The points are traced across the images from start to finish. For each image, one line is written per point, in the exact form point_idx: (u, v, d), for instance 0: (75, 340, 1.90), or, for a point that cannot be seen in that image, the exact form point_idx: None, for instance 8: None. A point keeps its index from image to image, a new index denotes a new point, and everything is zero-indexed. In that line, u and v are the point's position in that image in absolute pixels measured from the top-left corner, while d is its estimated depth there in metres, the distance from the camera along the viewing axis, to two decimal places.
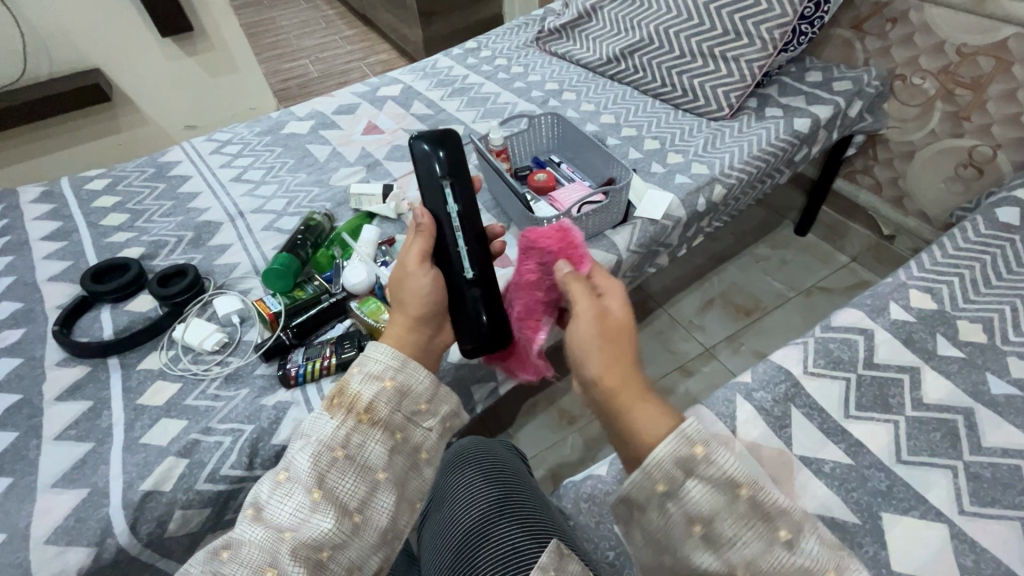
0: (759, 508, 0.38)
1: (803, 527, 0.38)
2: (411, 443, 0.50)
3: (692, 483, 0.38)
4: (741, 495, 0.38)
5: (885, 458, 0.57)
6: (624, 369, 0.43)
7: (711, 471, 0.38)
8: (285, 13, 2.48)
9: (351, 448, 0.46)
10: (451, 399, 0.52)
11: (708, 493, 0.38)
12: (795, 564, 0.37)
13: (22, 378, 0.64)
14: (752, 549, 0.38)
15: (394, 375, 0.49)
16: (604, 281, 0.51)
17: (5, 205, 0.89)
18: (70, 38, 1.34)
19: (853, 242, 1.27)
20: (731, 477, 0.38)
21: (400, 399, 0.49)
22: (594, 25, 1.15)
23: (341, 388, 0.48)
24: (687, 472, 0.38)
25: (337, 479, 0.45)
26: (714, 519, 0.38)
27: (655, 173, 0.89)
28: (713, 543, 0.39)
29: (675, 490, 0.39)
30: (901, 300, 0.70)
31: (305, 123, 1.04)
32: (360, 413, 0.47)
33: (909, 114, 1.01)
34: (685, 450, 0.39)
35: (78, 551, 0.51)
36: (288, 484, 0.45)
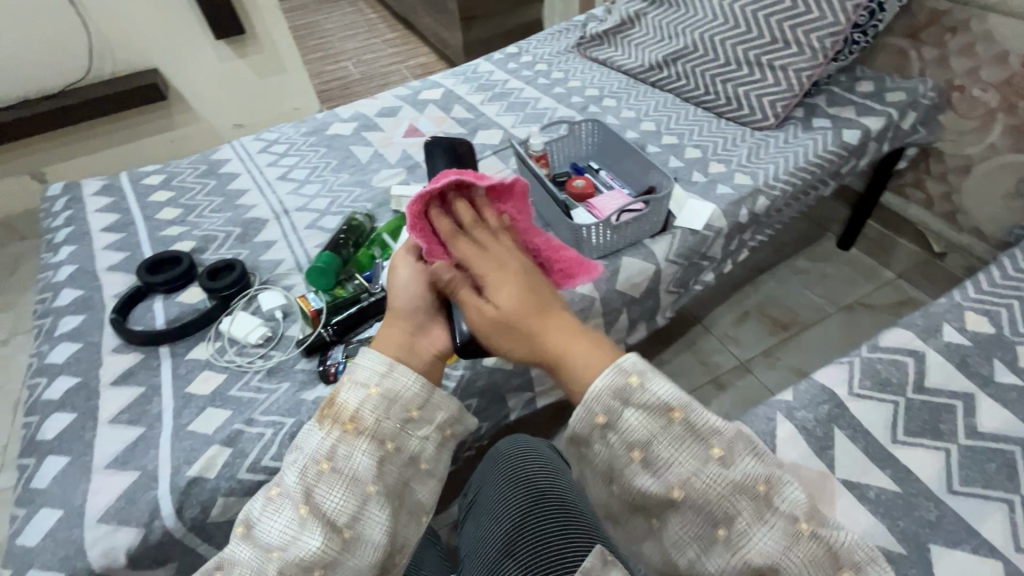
0: (692, 428, 0.39)
1: (737, 445, 0.39)
2: (407, 453, 0.46)
3: (629, 411, 0.40)
4: (674, 418, 0.39)
5: (935, 487, 0.55)
6: (542, 348, 0.44)
7: (645, 399, 0.39)
8: (330, 16, 2.55)
9: (337, 460, 0.44)
10: (447, 405, 0.49)
11: (644, 418, 0.39)
12: (727, 480, 0.38)
13: (82, 362, 0.68)
14: (686, 468, 0.38)
15: (380, 381, 0.47)
16: (487, 267, 0.48)
17: (70, 197, 0.94)
18: (132, 39, 1.42)
19: (900, 257, 1.22)
20: (665, 402, 0.39)
21: (388, 406, 0.46)
22: (637, 31, 1.15)
23: (329, 398, 0.46)
24: (622, 401, 0.40)
25: (324, 493, 0.43)
26: (651, 441, 0.39)
27: (696, 182, 0.88)
28: (651, 467, 0.39)
29: (615, 421, 0.40)
30: (954, 321, 0.67)
31: (348, 125, 1.07)
32: (346, 422, 0.45)
33: (966, 127, 0.97)
34: (621, 380, 0.40)
35: (128, 531, 0.53)
36: (279, 500, 0.44)
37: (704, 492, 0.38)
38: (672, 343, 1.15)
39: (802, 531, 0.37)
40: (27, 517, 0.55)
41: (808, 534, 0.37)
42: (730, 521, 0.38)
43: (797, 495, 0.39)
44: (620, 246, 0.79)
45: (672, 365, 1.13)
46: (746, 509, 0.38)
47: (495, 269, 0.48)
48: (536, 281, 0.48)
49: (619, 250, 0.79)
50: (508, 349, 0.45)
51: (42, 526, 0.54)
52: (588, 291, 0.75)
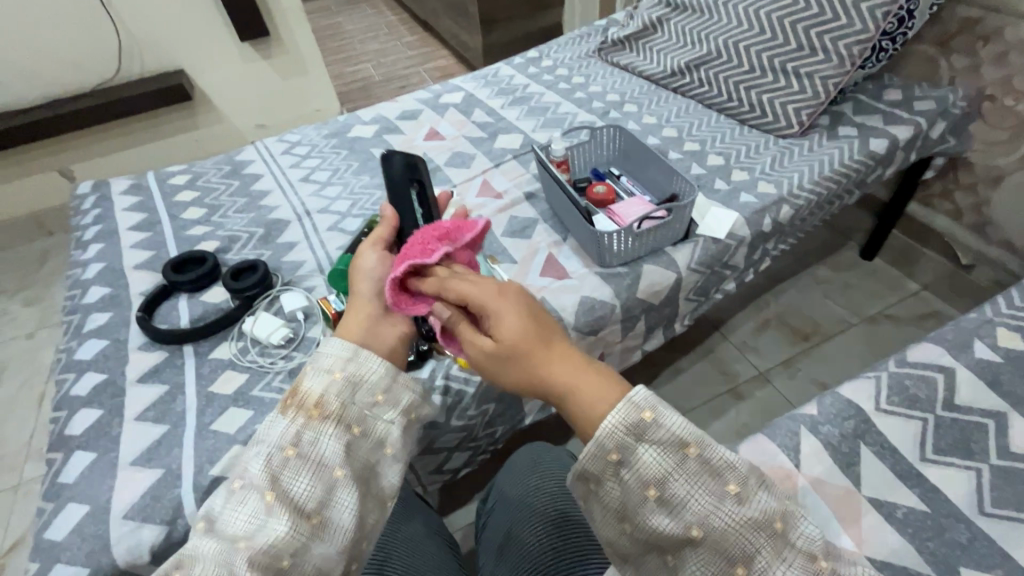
0: (707, 464, 0.37)
1: (752, 478, 0.37)
2: (373, 437, 0.47)
3: (644, 448, 0.37)
4: (689, 453, 0.37)
5: (965, 508, 0.54)
6: (548, 380, 0.43)
7: (660, 434, 0.37)
8: (351, 18, 2.57)
9: (303, 445, 0.44)
10: (410, 388, 0.51)
11: (658, 455, 0.37)
12: (745, 516, 0.36)
13: (109, 359, 0.69)
14: (704, 507, 0.36)
15: (343, 367, 0.49)
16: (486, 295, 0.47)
17: (98, 195, 0.96)
18: (160, 40, 1.44)
19: (925, 269, 1.19)
20: (678, 436, 0.37)
21: (352, 391, 0.48)
22: (660, 36, 1.13)
23: (294, 387, 0.47)
24: (636, 437, 0.37)
25: (291, 478, 0.43)
26: (667, 479, 0.37)
27: (718, 190, 0.87)
28: (668, 505, 0.37)
29: (629, 458, 0.37)
30: (987, 338, 0.65)
31: (370, 127, 1.07)
32: (311, 408, 0.46)
33: (998, 138, 0.95)
34: (634, 416, 0.38)
35: (151, 528, 0.54)
36: (242, 491, 0.43)
37: (723, 531, 0.36)
38: (689, 351, 1.14)
39: (822, 569, 0.37)
40: (54, 511, 0.56)
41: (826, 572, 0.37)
42: (748, 558, 0.37)
43: (815, 531, 0.39)
44: (641, 253, 0.78)
45: (689, 373, 1.11)
46: (765, 546, 0.36)
47: (495, 296, 0.46)
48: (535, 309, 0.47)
49: (639, 257, 0.78)
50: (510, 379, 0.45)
51: (69, 521, 0.55)
52: (607, 298, 0.75)
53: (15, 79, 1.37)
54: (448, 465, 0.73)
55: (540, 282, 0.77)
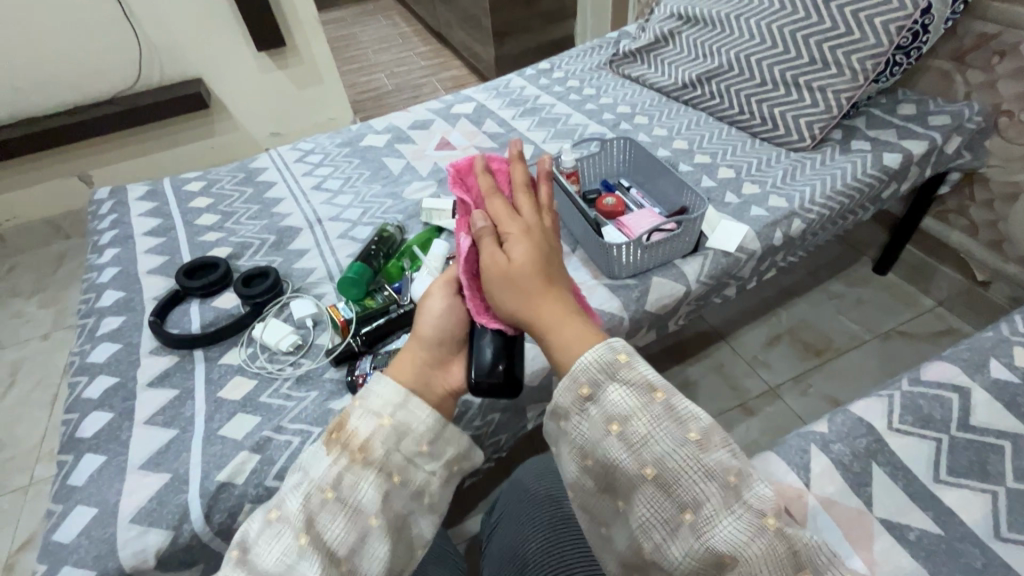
0: (671, 411, 0.40)
1: (711, 433, 0.40)
2: (413, 487, 0.45)
3: (614, 385, 0.40)
4: (655, 398, 0.40)
5: (981, 532, 0.53)
6: (533, 310, 0.45)
7: (631, 376, 0.41)
8: (366, 29, 2.61)
9: (342, 489, 0.43)
10: (456, 442, 0.49)
11: (627, 394, 0.40)
12: (698, 463, 0.38)
13: (121, 363, 0.70)
14: (662, 447, 0.39)
15: (394, 413, 0.46)
16: (517, 229, 0.50)
17: (115, 200, 0.98)
18: (179, 49, 1.47)
19: (940, 284, 1.17)
20: (648, 382, 0.41)
21: (397, 439, 0.45)
22: (671, 49, 1.14)
23: (340, 422, 0.45)
24: (609, 375, 0.41)
25: (327, 522, 0.42)
26: (630, 417, 0.40)
27: (729, 203, 0.86)
28: (628, 443, 0.40)
29: (598, 394, 0.41)
30: (1004, 357, 0.63)
31: (382, 136, 1.09)
32: (354, 451, 0.44)
33: (1014, 153, 0.94)
34: (609, 354, 0.41)
35: (158, 533, 0.54)
36: (279, 523, 0.42)
37: (676, 472, 0.38)
38: (698, 366, 1.13)
39: (769, 525, 0.37)
40: (63, 513, 0.57)
41: (773, 529, 0.37)
42: (696, 503, 0.38)
43: (766, 490, 0.38)
44: (650, 266, 0.78)
45: (698, 386, 1.10)
46: (712, 492, 0.38)
47: (525, 230, 0.49)
48: (551, 261, 0.48)
49: (648, 270, 0.78)
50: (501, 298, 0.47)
51: (76, 523, 0.55)
52: (616, 310, 0.74)
53: (38, 85, 1.41)
54: None
55: None
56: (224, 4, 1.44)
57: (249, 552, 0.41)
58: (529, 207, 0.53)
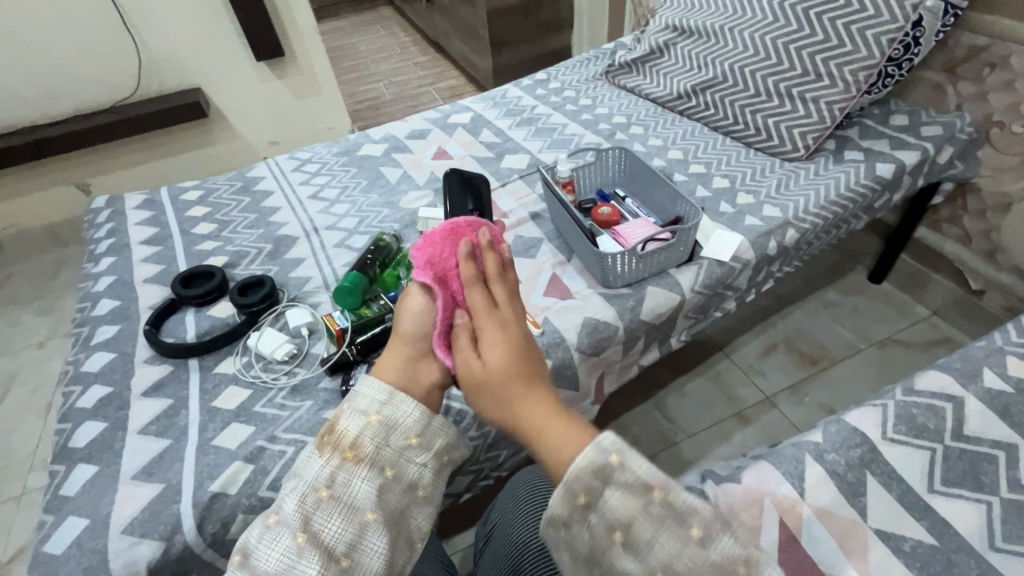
0: (671, 510, 0.39)
1: (715, 525, 0.39)
2: (406, 480, 0.46)
3: (610, 491, 0.39)
4: (654, 498, 0.39)
5: (975, 543, 0.53)
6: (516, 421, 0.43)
7: (627, 478, 0.39)
8: (364, 39, 2.64)
9: (337, 487, 0.44)
10: (445, 432, 0.49)
11: (625, 499, 0.39)
12: (708, 562, 0.38)
13: (115, 372, 0.70)
14: (669, 551, 0.38)
15: (380, 409, 0.47)
16: (490, 320, 0.48)
17: (112, 209, 0.98)
18: (179, 58, 1.48)
19: (935, 294, 1.18)
20: (645, 481, 0.39)
21: (387, 433, 0.46)
22: (666, 60, 1.15)
23: (330, 425, 0.46)
24: (604, 481, 0.39)
25: (324, 521, 0.42)
26: (632, 523, 0.39)
27: (723, 213, 0.87)
28: (634, 548, 0.39)
29: (595, 501, 0.39)
30: (997, 366, 0.63)
31: (379, 146, 1.09)
32: (345, 449, 0.45)
33: (1006, 164, 0.94)
34: (601, 458, 0.39)
35: (149, 544, 0.54)
36: (277, 527, 0.43)
37: (687, 575, 0.38)
38: (695, 374, 1.13)
39: None
40: (54, 523, 0.56)
41: None
42: None
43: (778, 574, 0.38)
44: (645, 275, 0.78)
45: (694, 395, 1.10)
46: None
47: (497, 323, 0.48)
48: (529, 355, 0.47)
49: (643, 279, 0.78)
50: (483, 407, 0.45)
51: (68, 534, 0.55)
52: (611, 318, 0.74)
53: (37, 94, 1.42)
54: (450, 489, 0.72)
55: (543, 301, 0.77)
56: (224, 15, 1.46)
57: (250, 556, 0.42)
58: (503, 287, 0.50)
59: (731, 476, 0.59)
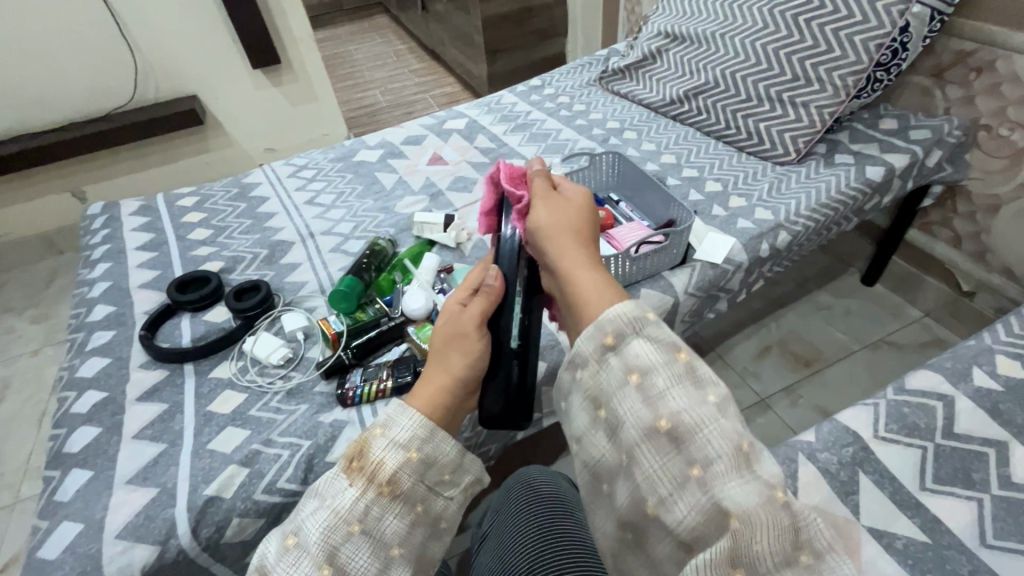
0: (693, 371, 0.39)
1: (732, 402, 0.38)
2: (431, 514, 0.45)
3: (638, 339, 0.40)
4: (679, 356, 0.39)
5: (967, 540, 0.53)
6: (563, 258, 0.48)
7: (655, 333, 0.40)
8: (360, 47, 2.65)
9: (369, 522, 0.41)
10: (474, 468, 0.48)
11: (650, 348, 0.39)
12: (716, 422, 0.36)
13: (110, 377, 0.70)
14: (680, 403, 0.37)
15: (420, 446, 0.45)
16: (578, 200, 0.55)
17: (108, 216, 0.98)
18: (175, 66, 1.49)
19: (927, 296, 1.19)
20: (672, 339, 0.40)
21: (424, 470, 0.45)
22: (659, 66, 1.16)
23: (364, 451, 0.43)
24: (635, 329, 0.40)
25: (351, 555, 0.40)
26: (651, 370, 0.39)
27: (716, 216, 0.88)
28: (644, 394, 0.38)
29: (620, 343, 0.41)
30: (986, 365, 0.64)
31: (374, 152, 1.10)
32: (382, 484, 0.42)
33: (994, 166, 0.96)
34: (637, 312, 0.41)
35: (144, 549, 0.54)
36: (296, 552, 0.40)
37: (691, 427, 0.36)
38: None
39: (777, 498, 0.35)
40: (48, 529, 0.56)
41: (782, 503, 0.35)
42: (706, 462, 0.35)
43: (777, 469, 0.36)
44: (639, 277, 0.79)
45: None
46: (724, 453, 0.35)
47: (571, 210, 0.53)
48: (597, 234, 0.53)
49: (638, 281, 0.79)
50: (543, 244, 0.50)
51: (63, 539, 0.55)
52: None
53: (34, 102, 1.42)
54: None
55: None
56: (221, 22, 1.47)
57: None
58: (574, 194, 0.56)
59: None
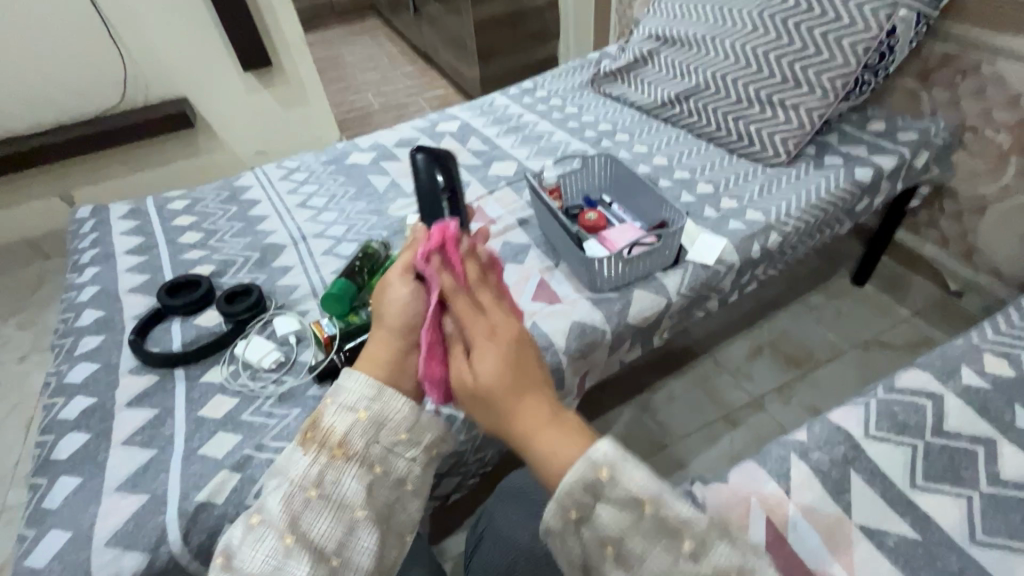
0: (662, 523, 0.38)
1: (708, 538, 0.37)
2: (394, 477, 0.46)
3: (602, 506, 0.38)
4: (645, 513, 0.38)
5: (957, 537, 0.54)
6: (508, 425, 0.42)
7: (617, 493, 0.38)
8: (352, 50, 2.65)
9: (325, 486, 0.43)
10: (435, 426, 0.48)
11: (616, 514, 0.38)
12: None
13: (99, 383, 0.69)
14: (659, 565, 0.37)
15: (369, 406, 0.46)
16: (482, 331, 0.45)
17: (96, 219, 0.97)
18: (165, 69, 1.48)
19: (916, 295, 1.20)
20: (635, 494, 0.38)
21: (376, 430, 0.46)
22: (650, 69, 1.17)
23: (315, 421, 0.45)
24: (594, 496, 0.38)
25: (312, 520, 0.42)
26: (623, 537, 0.38)
27: (708, 218, 0.89)
28: (625, 561, 0.38)
29: (588, 515, 0.38)
30: (974, 363, 0.65)
31: (367, 154, 1.10)
32: (334, 448, 0.44)
33: (980, 167, 0.97)
34: (590, 473, 0.38)
35: (134, 556, 0.53)
36: (260, 527, 0.41)
37: None
38: (682, 378, 1.14)
39: None
40: (36, 538, 0.55)
41: None
42: None
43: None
44: (631, 279, 0.79)
45: (682, 399, 1.11)
46: None
47: (489, 336, 0.44)
48: (528, 349, 0.45)
49: (630, 283, 0.79)
50: (480, 415, 0.44)
51: (51, 547, 0.54)
52: (598, 322, 0.75)
53: (22, 105, 1.41)
54: (438, 491, 0.72)
55: (532, 306, 0.78)
56: (211, 24, 1.46)
57: (234, 558, 0.41)
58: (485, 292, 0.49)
59: (718, 476, 0.59)
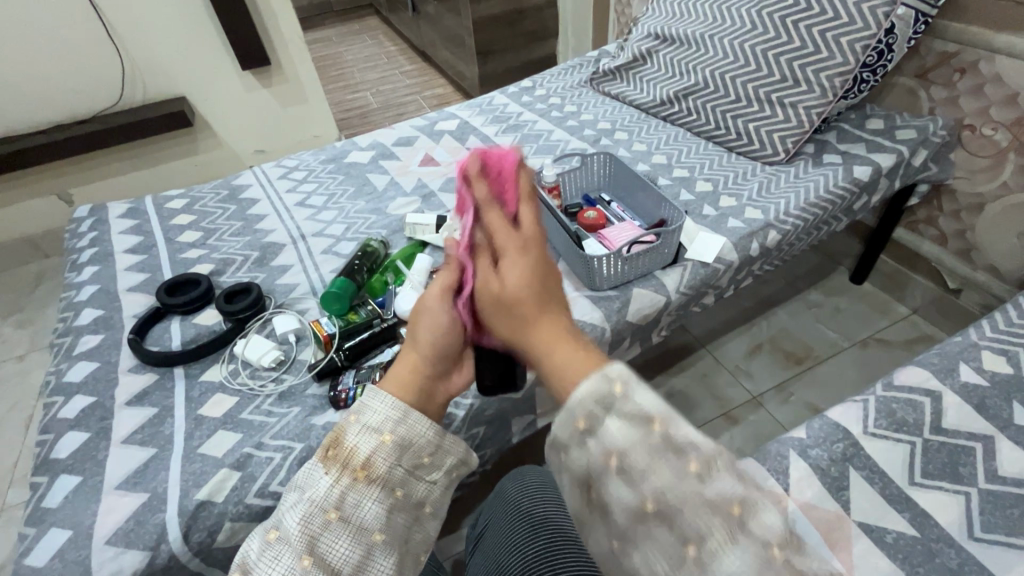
0: (670, 441, 0.35)
1: (715, 461, 0.34)
2: (414, 499, 0.45)
3: (611, 419, 0.36)
4: (654, 429, 0.35)
5: (956, 533, 0.54)
6: (522, 334, 0.41)
7: (629, 408, 0.36)
8: (351, 49, 2.64)
9: (346, 508, 0.42)
10: (456, 451, 0.47)
11: (625, 427, 0.35)
12: (700, 497, 0.34)
13: (99, 382, 0.69)
14: (661, 482, 0.34)
15: (394, 429, 0.44)
16: (515, 242, 0.43)
17: (95, 218, 0.97)
18: (164, 67, 1.48)
19: (915, 293, 1.20)
20: (646, 411, 0.35)
21: (400, 453, 0.44)
22: (649, 67, 1.17)
23: (337, 439, 0.44)
24: (605, 409, 0.36)
25: (330, 543, 0.40)
26: (628, 452, 0.35)
27: (707, 216, 0.89)
28: (626, 478, 0.35)
29: (596, 426, 0.36)
30: (972, 361, 0.65)
31: (366, 153, 1.10)
32: (357, 469, 0.43)
33: (978, 165, 0.97)
34: (603, 388, 0.36)
35: (134, 554, 0.53)
36: (279, 544, 0.40)
37: (677, 506, 0.34)
38: (682, 376, 1.14)
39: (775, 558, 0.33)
40: (36, 536, 0.55)
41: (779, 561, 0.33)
42: (701, 538, 0.34)
43: (777, 519, 0.34)
44: (630, 277, 0.79)
45: (682, 396, 1.11)
46: (716, 529, 0.33)
47: (521, 247, 0.43)
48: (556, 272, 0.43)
49: (629, 281, 0.79)
50: (496, 322, 0.43)
51: (51, 546, 0.54)
52: (598, 320, 0.75)
53: (20, 105, 1.40)
54: None
55: None
56: (209, 22, 1.46)
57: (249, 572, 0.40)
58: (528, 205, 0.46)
59: None
